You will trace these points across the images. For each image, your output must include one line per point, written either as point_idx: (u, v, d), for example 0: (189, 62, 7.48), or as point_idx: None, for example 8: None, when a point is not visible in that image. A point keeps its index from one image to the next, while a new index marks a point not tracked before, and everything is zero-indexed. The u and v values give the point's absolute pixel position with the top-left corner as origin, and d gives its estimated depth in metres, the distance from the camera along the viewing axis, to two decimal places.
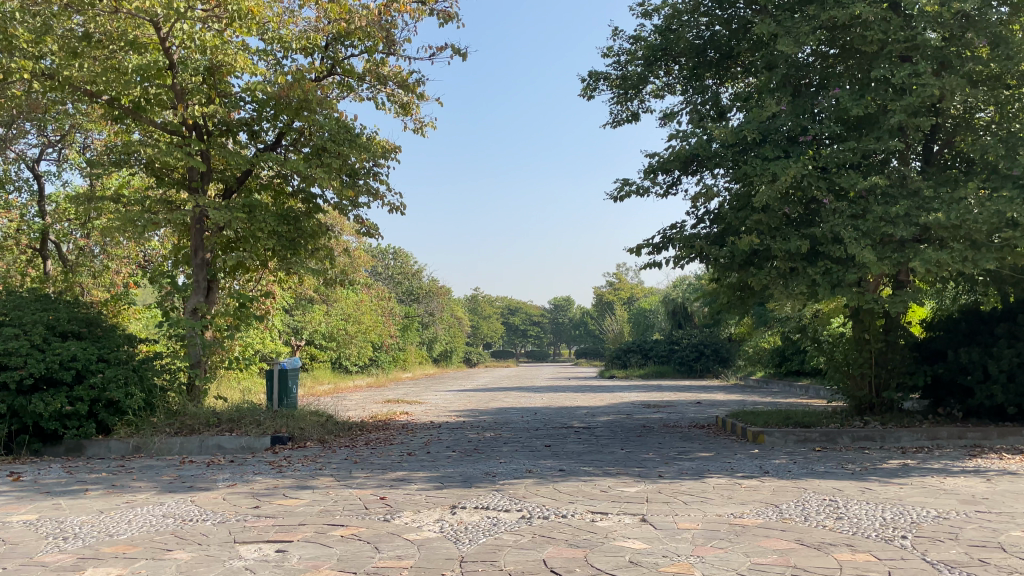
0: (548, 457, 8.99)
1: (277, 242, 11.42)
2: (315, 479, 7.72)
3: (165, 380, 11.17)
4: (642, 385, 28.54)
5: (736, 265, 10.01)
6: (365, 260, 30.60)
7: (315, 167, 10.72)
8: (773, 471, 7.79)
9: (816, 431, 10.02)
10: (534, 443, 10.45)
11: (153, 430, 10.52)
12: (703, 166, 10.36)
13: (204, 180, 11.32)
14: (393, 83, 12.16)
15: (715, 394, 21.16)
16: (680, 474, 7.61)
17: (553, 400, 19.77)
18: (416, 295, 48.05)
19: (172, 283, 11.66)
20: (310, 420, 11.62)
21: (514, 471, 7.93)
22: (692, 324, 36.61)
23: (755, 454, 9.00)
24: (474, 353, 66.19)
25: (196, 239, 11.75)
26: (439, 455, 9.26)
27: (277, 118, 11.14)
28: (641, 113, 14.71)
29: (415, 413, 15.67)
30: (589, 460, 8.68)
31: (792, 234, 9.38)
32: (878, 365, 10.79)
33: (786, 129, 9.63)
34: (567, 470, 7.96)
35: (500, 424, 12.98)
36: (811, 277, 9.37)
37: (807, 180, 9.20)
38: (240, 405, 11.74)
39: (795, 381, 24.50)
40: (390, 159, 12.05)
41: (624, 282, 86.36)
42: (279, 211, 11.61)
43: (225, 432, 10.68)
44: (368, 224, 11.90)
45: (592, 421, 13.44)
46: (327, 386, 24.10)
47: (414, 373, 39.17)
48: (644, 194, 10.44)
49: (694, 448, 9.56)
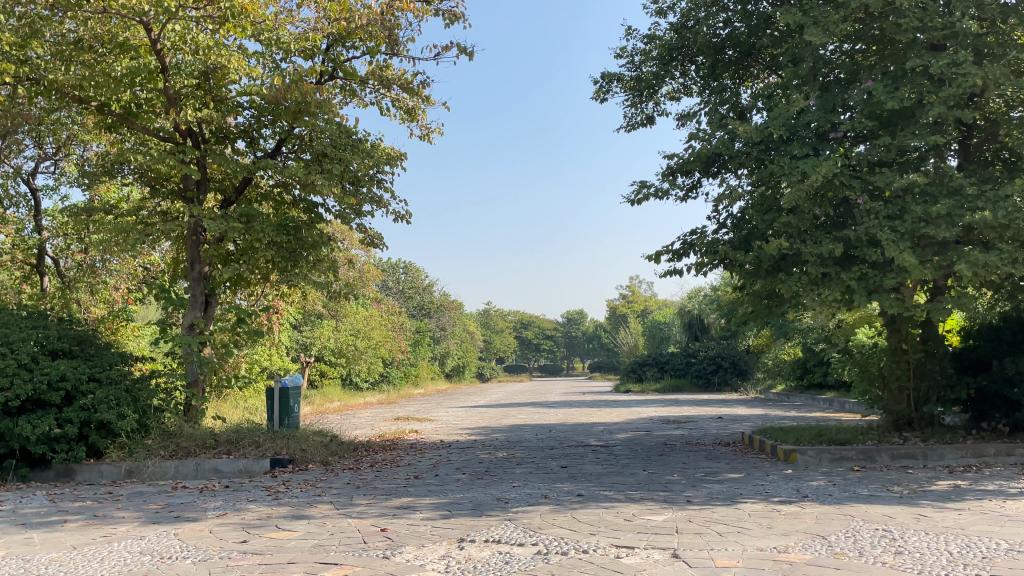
0: (565, 480, 8.36)
1: (276, 253, 10.87)
2: (313, 507, 7.12)
3: (159, 400, 10.61)
4: (659, 399, 27.83)
5: (763, 271, 9.37)
6: (375, 274, 30.08)
7: (316, 174, 10.20)
8: (812, 495, 7.12)
9: (852, 448, 9.34)
10: (550, 463, 9.83)
11: (147, 453, 9.95)
12: (725, 167, 9.76)
13: (200, 190, 10.79)
14: (398, 87, 11.65)
15: (737, 409, 20.46)
16: (710, 499, 6.96)
17: (567, 416, 19.09)
18: (427, 310, 47.52)
19: (168, 298, 11.12)
20: (313, 440, 11.05)
21: (528, 497, 7.30)
22: (709, 337, 35.90)
23: (789, 475, 8.33)
24: (488, 368, 65.52)
25: (193, 250, 11.08)
26: (448, 478, 8.66)
27: (278, 123, 10.67)
28: (656, 115, 14.13)
29: (425, 432, 15.07)
30: (609, 483, 8.04)
31: (824, 237, 8.75)
32: (917, 377, 10.07)
33: (815, 126, 9.02)
34: (586, 495, 7.33)
35: (513, 442, 12.35)
36: (846, 282, 8.73)
37: (839, 179, 8.58)
38: (239, 426, 11.17)
39: (818, 394, 23.73)
40: (395, 166, 11.54)
41: (638, 296, 85.66)
42: (278, 221, 11.06)
43: (222, 455, 10.11)
44: (372, 233, 11.34)
45: (610, 439, 12.78)
46: (336, 403, 23.53)
47: (427, 390, 38.54)
48: (663, 197, 9.83)
49: (721, 469, 8.90)
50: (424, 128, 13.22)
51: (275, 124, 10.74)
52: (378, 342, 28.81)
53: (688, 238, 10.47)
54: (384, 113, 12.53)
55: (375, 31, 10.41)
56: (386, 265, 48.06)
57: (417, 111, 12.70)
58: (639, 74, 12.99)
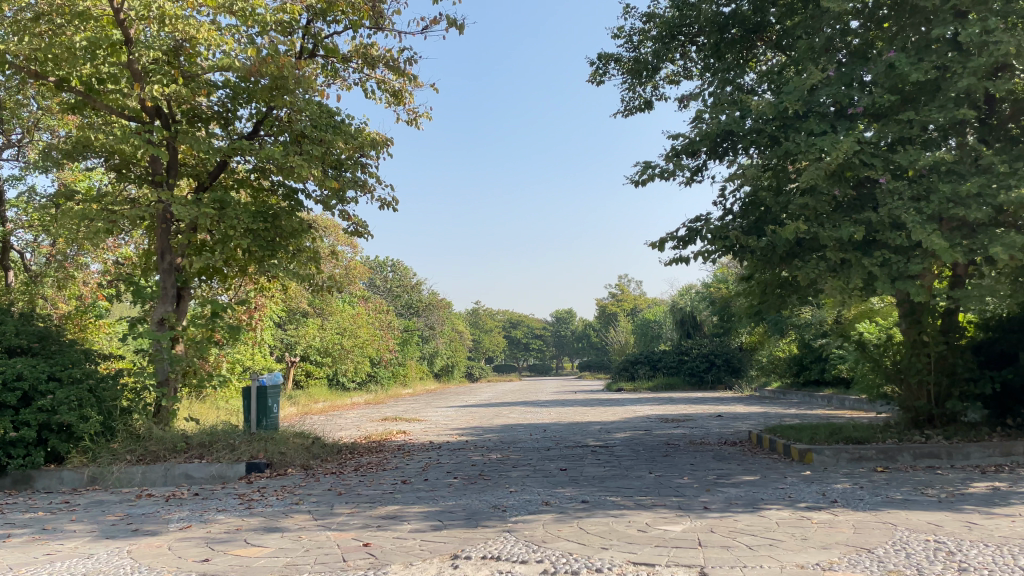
0: (567, 484, 7.68)
1: (252, 242, 10.09)
2: (289, 519, 6.40)
3: (126, 400, 9.86)
4: (653, 397, 27.15)
5: (777, 259, 8.69)
6: (360, 271, 29.24)
7: (294, 156, 9.45)
8: (841, 499, 6.47)
9: (872, 447, 8.70)
10: (548, 466, 9.13)
11: (112, 458, 9.19)
12: (735, 146, 9.10)
13: (170, 175, 10.01)
14: (384, 65, 10.93)
15: (736, 406, 19.83)
16: (729, 506, 6.30)
17: (561, 415, 18.39)
18: (415, 309, 46.47)
19: (135, 291, 10.30)
20: (293, 443, 10.28)
21: (528, 504, 6.61)
22: (702, 333, 35.29)
23: (809, 478, 7.68)
24: (477, 367, 64.83)
25: (162, 240, 10.31)
26: (439, 483, 7.94)
27: (254, 103, 9.93)
28: (654, 100, 13.49)
29: (414, 432, 14.33)
30: (615, 488, 7.36)
31: (843, 220, 8.09)
32: (939, 371, 9.42)
33: (832, 101, 8.39)
34: (592, 501, 6.64)
35: (507, 443, 11.63)
36: (867, 269, 8.07)
37: (861, 156, 7.95)
38: (212, 428, 10.36)
39: (817, 390, 23.15)
40: (381, 151, 10.82)
41: (628, 294, 85.15)
42: (254, 207, 10.27)
43: (193, 459, 9.33)
44: (356, 221, 10.59)
45: (610, 439, 12.09)
46: (321, 403, 22.74)
47: (415, 390, 37.75)
48: (668, 178, 9.16)
49: (734, 471, 8.23)
50: (411, 113, 12.52)
51: (251, 104, 10.02)
52: (366, 341, 27.91)
53: (695, 224, 9.77)
54: (368, 95, 11.83)
55: (357, 3, 9.74)
56: (373, 263, 47.06)
57: (403, 93, 12.00)
58: (638, 54, 12.34)
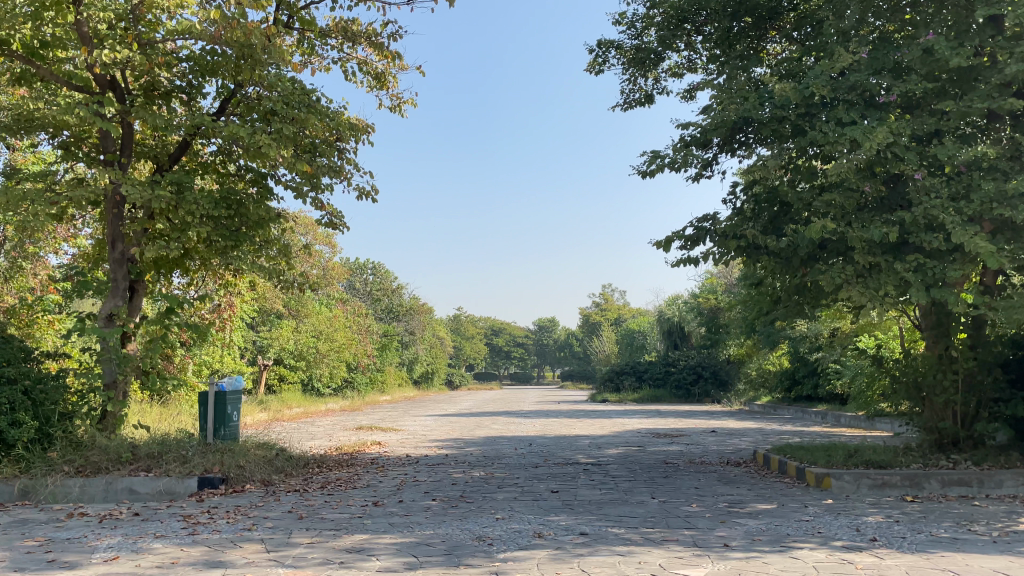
0: (560, 510, 6.74)
1: (215, 231, 9.09)
2: (237, 550, 5.41)
3: (67, 403, 8.81)
4: (639, 410, 26.29)
5: (797, 262, 7.84)
6: (340, 272, 28.25)
7: (263, 134, 8.50)
8: (880, 535, 5.61)
9: (896, 473, 7.86)
10: (537, 487, 8.21)
11: (47, 469, 8.14)
12: (751, 137, 8.25)
13: (125, 153, 8.96)
14: (365, 42, 10.01)
15: (728, 421, 19.02)
16: (752, 543, 5.40)
17: (545, 428, 17.47)
18: (396, 314, 45.45)
19: (82, 282, 9.24)
20: (255, 455, 9.28)
21: (518, 536, 5.67)
22: (690, 345, 34.49)
23: (834, 508, 6.81)
24: (457, 374, 63.80)
25: (113, 225, 9.28)
26: (415, 507, 6.97)
27: (221, 75, 8.95)
28: (655, 94, 12.68)
29: (390, 444, 13.35)
30: (616, 516, 6.44)
31: (873, 219, 7.28)
32: (966, 390, 8.61)
33: (863, 87, 7.60)
34: (593, 534, 5.72)
35: (490, 459, 10.69)
36: (899, 275, 7.25)
37: (896, 149, 7.15)
38: (164, 436, 9.31)
39: (810, 406, 22.36)
40: (360, 135, 9.89)
41: (612, 304, 84.60)
42: (216, 192, 9.26)
43: (140, 472, 8.29)
44: (331, 210, 9.63)
45: (601, 456, 11.19)
46: (293, 410, 21.69)
47: (392, 396, 36.75)
48: (678, 170, 8.28)
49: (747, 497, 7.36)
50: (395, 99, 11.64)
51: (217, 78, 9.07)
52: (343, 346, 26.82)
53: (703, 223, 8.89)
54: (348, 77, 10.93)
55: None
56: (354, 265, 45.94)
57: (387, 76, 11.13)
58: (641, 43, 11.52)
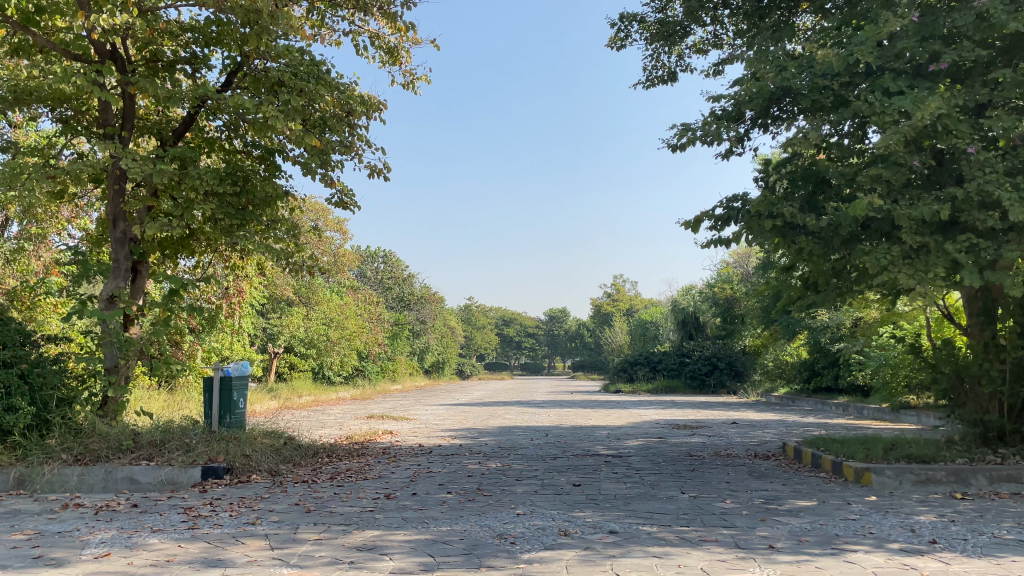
0: (585, 505, 6.30)
1: (219, 208, 8.65)
2: (238, 548, 4.99)
3: (66, 388, 8.40)
4: (655, 400, 25.79)
5: (838, 242, 7.33)
6: (351, 259, 27.89)
7: (270, 104, 8.05)
8: (938, 537, 5.15)
9: (941, 468, 7.39)
10: (558, 479, 7.77)
11: (44, 457, 7.73)
12: (789, 110, 7.73)
13: (126, 127, 8.51)
14: (377, 13, 9.56)
15: (747, 413, 18.50)
16: (800, 544, 4.96)
17: (561, 418, 17.02)
18: (407, 302, 45.05)
19: (82, 262, 8.82)
20: (261, 444, 8.87)
21: (542, 534, 5.23)
22: (705, 335, 33.91)
23: (879, 506, 6.35)
24: (468, 364, 63.44)
25: (114, 203, 8.86)
26: (430, 500, 6.54)
27: (226, 44, 8.50)
28: (679, 72, 12.15)
29: (401, 433, 12.92)
30: (646, 512, 6.00)
31: (922, 196, 6.77)
32: (1015, 380, 8.10)
33: (910, 55, 7.07)
34: (623, 532, 5.28)
35: (506, 450, 10.27)
36: (950, 256, 6.75)
37: (949, 120, 6.65)
38: (168, 423, 8.90)
39: (830, 398, 21.79)
40: (373, 111, 9.45)
41: (624, 295, 84.02)
42: (222, 167, 8.81)
43: (141, 461, 7.89)
44: (341, 188, 9.19)
45: (622, 447, 10.74)
46: (304, 398, 21.33)
47: (404, 386, 36.42)
48: (710, 144, 7.77)
49: (783, 493, 6.91)
50: (407, 75, 11.17)
51: (222, 48, 8.62)
52: (353, 334, 26.45)
53: (733, 203, 8.38)
54: (360, 51, 10.47)
55: None
56: (365, 253, 45.55)
57: (400, 51, 10.67)
58: (665, 16, 11.00)
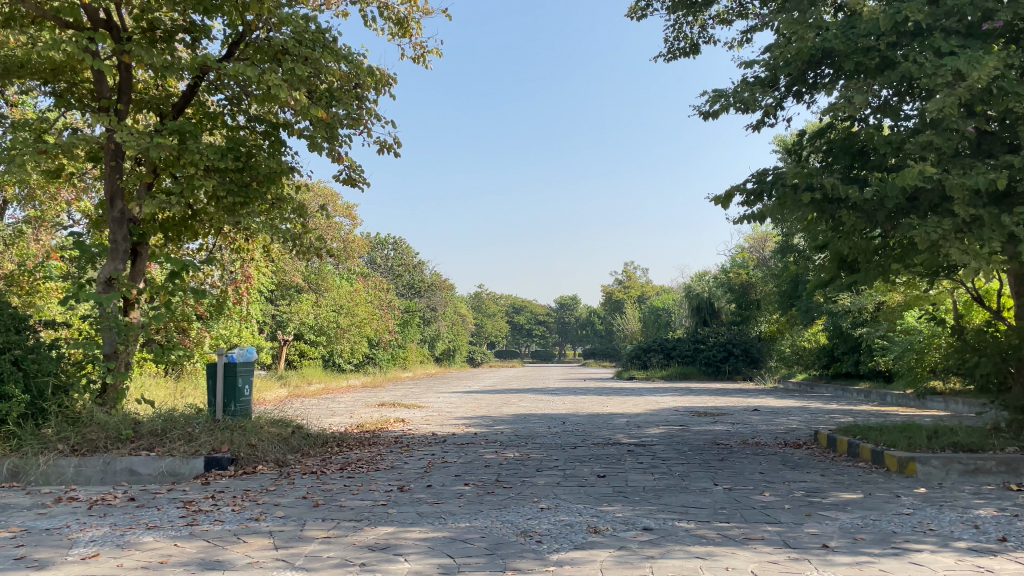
0: (613, 499, 5.85)
1: (222, 185, 8.21)
2: (239, 547, 4.57)
3: (63, 375, 8.00)
4: (670, 387, 25.31)
5: (882, 216, 6.83)
6: (361, 245, 27.46)
7: (274, 74, 7.59)
8: (1007, 534, 4.68)
9: (991, 458, 6.91)
10: (581, 470, 7.33)
11: (40, 447, 7.35)
12: (829, 75, 7.22)
13: (122, 100, 8.07)
14: None
15: (767, 400, 18.01)
16: (856, 544, 4.50)
17: (576, 405, 16.58)
18: (417, 289, 44.63)
19: (79, 243, 8.40)
20: (267, 433, 8.47)
21: (571, 532, 4.78)
22: (719, 321, 33.34)
23: (931, 499, 5.88)
24: (479, 352, 63.07)
25: (111, 180, 8.43)
26: (446, 493, 6.11)
27: (227, 11, 8.03)
28: (701, 44, 11.60)
29: (414, 421, 12.50)
30: (681, 506, 5.55)
31: (977, 165, 6.26)
32: None
33: (963, 12, 6.53)
34: (659, 529, 4.83)
35: (524, 438, 9.83)
36: (1006, 229, 6.25)
37: (1006, 81, 6.14)
38: (170, 411, 8.50)
39: (851, 384, 21.26)
40: (383, 84, 8.98)
41: (635, 281, 83.39)
42: (224, 142, 8.36)
43: (141, 452, 7.50)
44: (350, 164, 8.74)
45: (644, 435, 10.28)
46: (314, 386, 20.97)
47: (415, 374, 36.08)
48: (744, 112, 7.27)
49: (824, 484, 6.44)
50: (418, 48, 10.67)
51: (224, 17, 8.16)
52: (363, 321, 26.09)
53: (766, 175, 7.88)
54: (368, 23, 9.98)
55: None
56: (374, 240, 45.11)
57: (410, 22, 10.18)
58: None
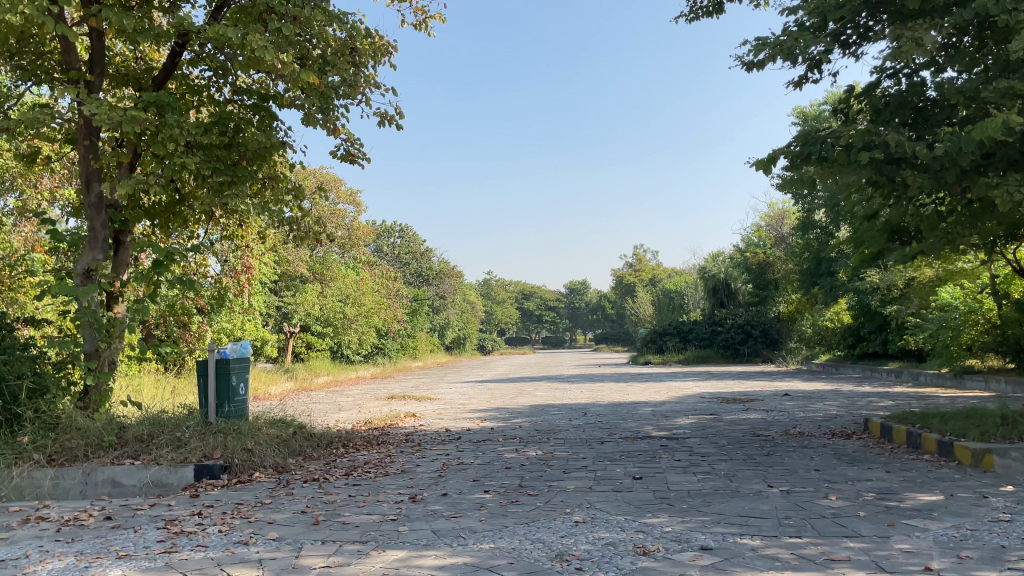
0: (657, 508, 5.08)
1: (206, 163, 7.41)
2: None
3: (39, 377, 7.25)
4: (689, 372, 24.53)
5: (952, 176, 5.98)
6: (366, 232, 26.67)
7: (256, 33, 6.76)
8: None
9: None
10: (614, 470, 6.55)
11: (14, 457, 6.62)
12: (886, 20, 6.40)
13: (95, 71, 7.29)
14: None
15: (794, 383, 17.16)
16: (964, 565, 3.71)
17: (594, 393, 15.79)
18: (425, 277, 43.85)
19: (53, 233, 7.62)
20: (265, 435, 7.72)
21: (615, 555, 4.01)
22: (737, 301, 32.40)
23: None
24: (489, 340, 62.46)
25: (86, 161, 7.66)
26: (465, 504, 5.34)
27: None
28: (725, 3, 10.72)
29: (425, 415, 11.76)
30: (739, 516, 4.78)
31: None
32: None
33: None
34: (720, 548, 4.08)
35: (545, 433, 9.06)
36: None
37: None
38: (159, 414, 7.76)
39: (880, 364, 20.39)
40: (383, 50, 8.15)
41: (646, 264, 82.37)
42: (209, 116, 7.59)
43: (125, 460, 6.78)
44: (348, 138, 7.92)
45: (675, 427, 9.50)
46: (322, 379, 20.27)
47: (425, 363, 35.52)
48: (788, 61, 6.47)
49: (894, 483, 5.66)
50: (419, 13, 9.84)
51: None
52: (371, 310, 25.33)
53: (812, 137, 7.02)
54: None
55: None
56: (380, 228, 44.15)
57: None
58: None
